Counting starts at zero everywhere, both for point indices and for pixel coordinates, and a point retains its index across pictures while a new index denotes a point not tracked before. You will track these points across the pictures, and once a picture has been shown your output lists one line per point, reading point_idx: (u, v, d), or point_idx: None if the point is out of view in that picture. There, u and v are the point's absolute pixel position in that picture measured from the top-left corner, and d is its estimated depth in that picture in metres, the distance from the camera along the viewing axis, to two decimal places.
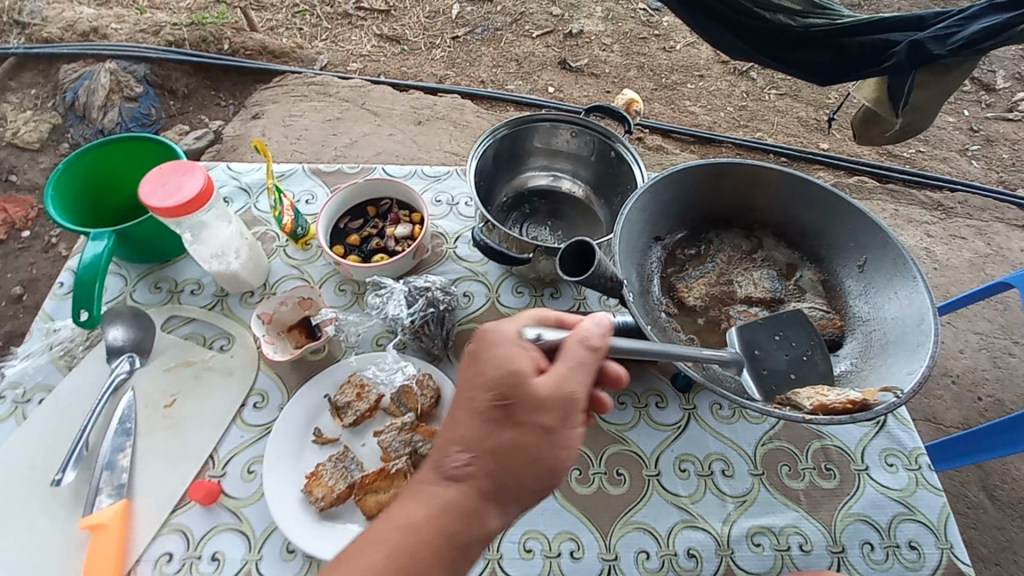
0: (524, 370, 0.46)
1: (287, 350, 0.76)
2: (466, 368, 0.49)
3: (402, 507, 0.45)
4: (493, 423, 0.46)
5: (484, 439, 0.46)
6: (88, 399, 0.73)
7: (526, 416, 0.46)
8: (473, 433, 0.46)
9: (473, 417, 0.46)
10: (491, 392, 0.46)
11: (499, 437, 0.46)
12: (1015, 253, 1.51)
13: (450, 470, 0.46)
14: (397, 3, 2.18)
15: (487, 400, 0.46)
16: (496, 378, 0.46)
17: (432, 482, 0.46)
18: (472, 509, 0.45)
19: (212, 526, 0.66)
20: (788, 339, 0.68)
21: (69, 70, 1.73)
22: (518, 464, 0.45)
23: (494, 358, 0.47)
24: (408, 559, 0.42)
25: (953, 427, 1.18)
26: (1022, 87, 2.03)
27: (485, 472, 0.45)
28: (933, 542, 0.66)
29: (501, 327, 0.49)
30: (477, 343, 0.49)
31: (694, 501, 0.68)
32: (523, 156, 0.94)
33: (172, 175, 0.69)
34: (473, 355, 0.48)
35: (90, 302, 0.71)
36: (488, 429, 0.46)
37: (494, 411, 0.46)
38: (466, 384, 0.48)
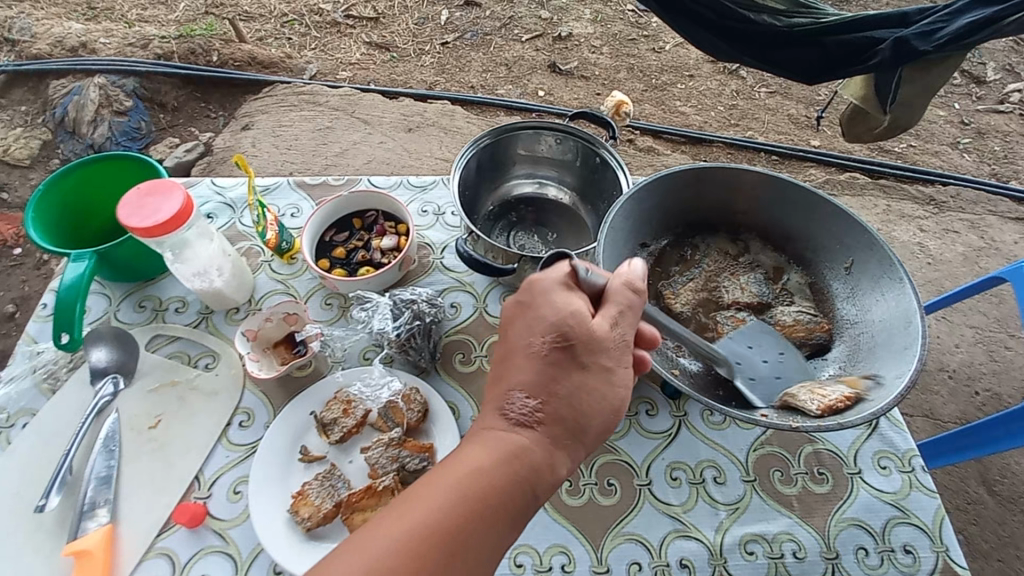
0: (581, 312, 0.48)
1: (273, 367, 0.75)
2: (518, 316, 0.50)
3: (470, 451, 0.45)
4: (556, 367, 0.47)
5: (550, 382, 0.46)
6: (71, 422, 0.73)
7: (588, 356, 0.47)
8: (537, 377, 0.47)
9: (534, 361, 0.47)
10: (551, 335, 0.47)
11: (564, 382, 0.47)
12: (1009, 245, 1.51)
13: (518, 416, 0.46)
14: (385, 10, 2.18)
15: (548, 343, 0.47)
16: (554, 321, 0.47)
17: (499, 428, 0.46)
18: (542, 453, 0.45)
19: (197, 549, 0.65)
20: (760, 348, 0.69)
21: (57, 86, 1.72)
22: (583, 407, 0.47)
23: (550, 302, 0.48)
24: (484, 500, 0.42)
25: (951, 422, 1.17)
26: (1012, 79, 2.03)
27: (553, 417, 0.46)
28: (928, 545, 0.65)
29: (550, 276, 0.50)
30: (528, 292, 0.50)
31: (686, 510, 0.67)
32: (507, 164, 0.93)
33: (150, 197, 0.69)
34: (526, 301, 0.50)
35: (71, 325, 0.71)
36: (551, 372, 0.47)
37: (555, 354, 0.47)
38: (520, 333, 0.49)
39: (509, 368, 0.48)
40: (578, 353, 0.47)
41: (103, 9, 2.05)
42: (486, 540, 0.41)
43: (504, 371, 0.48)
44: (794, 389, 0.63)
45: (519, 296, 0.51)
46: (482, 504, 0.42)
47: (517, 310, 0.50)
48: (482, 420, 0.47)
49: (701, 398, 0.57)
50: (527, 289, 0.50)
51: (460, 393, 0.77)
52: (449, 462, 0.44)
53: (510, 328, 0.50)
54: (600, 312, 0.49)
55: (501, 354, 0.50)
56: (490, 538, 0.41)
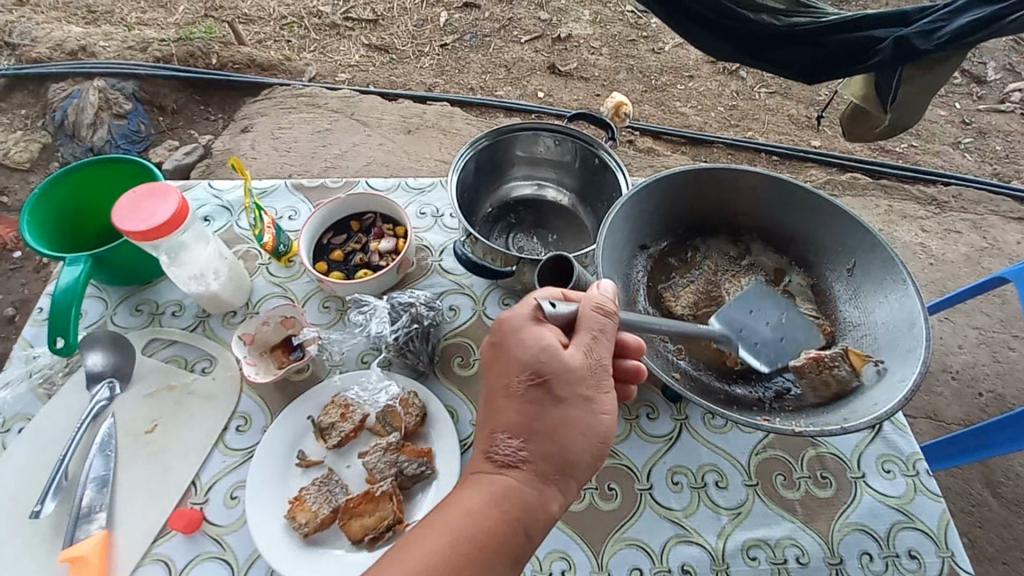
0: (554, 347, 0.47)
1: (270, 371, 0.74)
2: (491, 357, 0.49)
3: (461, 494, 0.44)
4: (534, 405, 0.46)
5: (531, 421, 0.45)
6: (67, 427, 0.72)
7: (565, 390, 0.46)
8: (516, 417, 0.46)
9: (514, 402, 0.46)
10: (525, 374, 0.46)
11: (544, 419, 0.46)
12: (1012, 245, 1.50)
13: (503, 457, 0.45)
14: (385, 12, 2.18)
15: (523, 382, 0.46)
16: (526, 361, 0.47)
17: (485, 470, 0.45)
18: (533, 490, 0.45)
19: (194, 555, 0.64)
20: (762, 311, 0.69)
21: (57, 89, 1.71)
22: (568, 442, 0.46)
23: (521, 341, 0.47)
24: (479, 543, 0.42)
25: (954, 424, 1.16)
26: (1013, 79, 2.03)
27: (539, 455, 0.45)
28: (934, 550, 0.65)
29: (517, 314, 0.49)
30: (498, 333, 0.49)
31: (688, 514, 0.67)
32: (505, 166, 0.92)
33: (144, 200, 0.68)
34: (497, 340, 0.49)
35: (66, 328, 0.70)
36: (532, 410, 0.46)
37: (533, 392, 0.46)
38: (496, 373, 0.48)
39: (489, 408, 0.48)
40: (554, 388, 0.46)
41: (103, 12, 2.05)
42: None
43: (485, 411, 0.48)
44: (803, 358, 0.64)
45: (490, 337, 0.50)
46: (476, 546, 0.41)
47: (490, 351, 0.49)
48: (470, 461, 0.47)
49: (704, 404, 0.56)
50: (496, 329, 0.49)
51: (459, 397, 0.76)
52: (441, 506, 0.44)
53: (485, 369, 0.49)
54: (574, 343, 0.48)
55: (482, 395, 0.49)
56: None
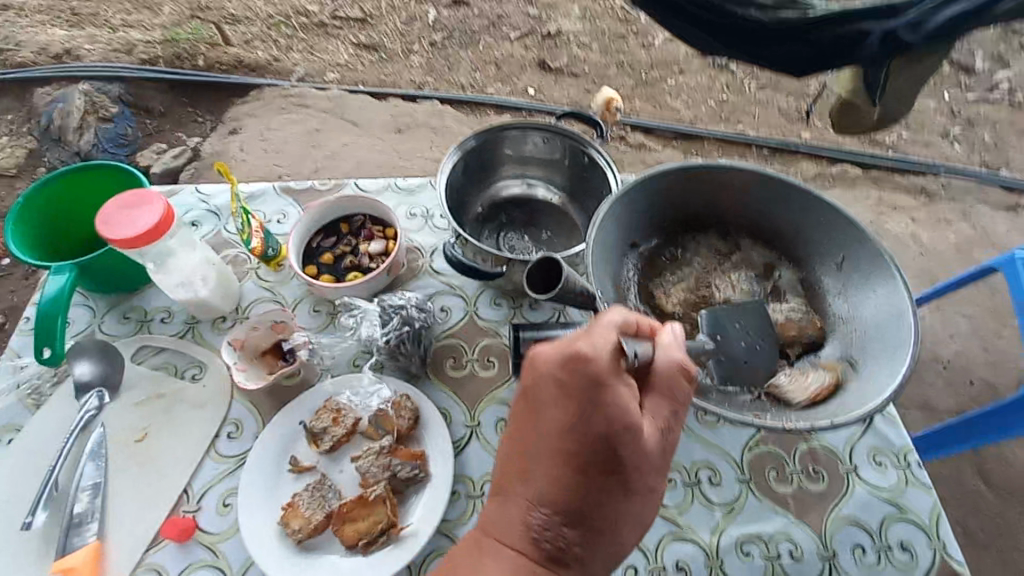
0: (634, 430, 0.44)
1: (260, 376, 0.73)
2: (555, 404, 0.46)
3: (492, 563, 0.44)
4: (596, 485, 0.45)
5: (591, 495, 0.45)
6: (56, 437, 0.71)
7: (634, 476, 0.45)
8: (575, 489, 0.45)
9: (579, 468, 0.45)
10: (596, 448, 0.44)
11: (606, 498, 0.45)
12: (1000, 234, 1.52)
13: (554, 529, 0.45)
14: (373, 10, 2.16)
15: (594, 453, 0.44)
16: (602, 434, 0.44)
17: (534, 541, 0.44)
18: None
19: (187, 564, 0.64)
20: (743, 327, 0.67)
21: (43, 94, 1.69)
22: (618, 528, 0.46)
23: (601, 407, 0.44)
24: None
25: (946, 413, 1.18)
26: (1001, 68, 2.04)
27: (589, 536, 0.45)
28: (926, 541, 0.65)
29: (604, 363, 0.45)
30: (569, 381, 0.45)
31: (682, 511, 0.67)
32: (494, 166, 0.92)
33: (127, 207, 0.67)
34: (572, 389, 0.45)
35: (53, 339, 0.70)
36: (588, 487, 0.45)
37: (599, 472, 0.45)
38: (565, 429, 0.45)
39: (542, 467, 0.46)
40: (625, 470, 0.45)
41: (87, 14, 2.03)
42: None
43: (534, 468, 0.46)
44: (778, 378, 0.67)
45: (565, 379, 0.46)
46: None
47: (556, 395, 0.46)
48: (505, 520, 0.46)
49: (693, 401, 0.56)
50: (570, 379, 0.45)
51: (452, 399, 0.76)
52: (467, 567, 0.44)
53: (545, 416, 0.46)
54: (650, 423, 0.46)
55: (537, 446, 0.46)
56: None
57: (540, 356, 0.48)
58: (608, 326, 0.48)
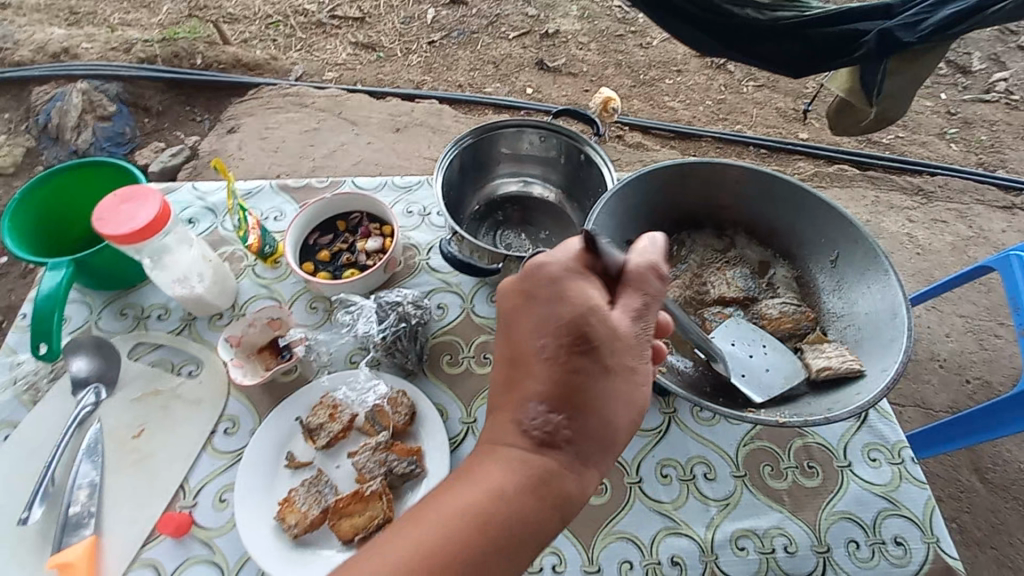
0: (600, 312, 0.44)
1: (257, 373, 0.74)
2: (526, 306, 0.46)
3: (487, 463, 0.43)
4: (575, 374, 0.43)
5: (572, 387, 0.43)
6: (52, 433, 0.71)
7: (613, 357, 0.44)
8: (555, 386, 0.43)
9: (555, 365, 0.44)
10: (567, 333, 0.44)
11: (590, 387, 0.43)
12: (996, 234, 1.52)
13: (538, 430, 0.43)
14: (371, 10, 2.16)
15: (566, 346, 0.44)
16: (567, 323, 0.44)
17: (521, 447, 0.43)
18: (567, 467, 0.43)
19: (183, 559, 0.64)
20: (743, 342, 0.70)
21: (40, 93, 1.68)
22: (608, 417, 0.44)
23: (566, 295, 0.45)
24: (508, 515, 0.41)
25: (942, 411, 1.18)
26: (997, 68, 2.05)
27: (580, 432, 0.43)
28: (919, 536, 0.65)
29: (558, 263, 0.46)
30: (532, 286, 0.46)
31: (677, 507, 0.67)
32: (491, 164, 0.92)
33: (125, 203, 0.67)
34: (538, 288, 0.46)
35: (50, 335, 0.69)
36: (567, 371, 0.44)
37: (575, 361, 0.44)
38: (532, 329, 0.45)
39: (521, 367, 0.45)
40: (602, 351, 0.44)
41: (85, 13, 2.03)
42: (508, 555, 0.40)
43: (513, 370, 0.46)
44: (817, 361, 0.65)
45: (522, 288, 0.47)
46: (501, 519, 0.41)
47: (525, 299, 0.46)
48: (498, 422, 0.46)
49: (691, 397, 0.56)
50: (531, 279, 0.46)
51: (448, 396, 0.76)
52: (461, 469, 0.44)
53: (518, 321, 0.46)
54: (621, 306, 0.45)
55: (512, 354, 0.46)
56: (512, 550, 0.40)
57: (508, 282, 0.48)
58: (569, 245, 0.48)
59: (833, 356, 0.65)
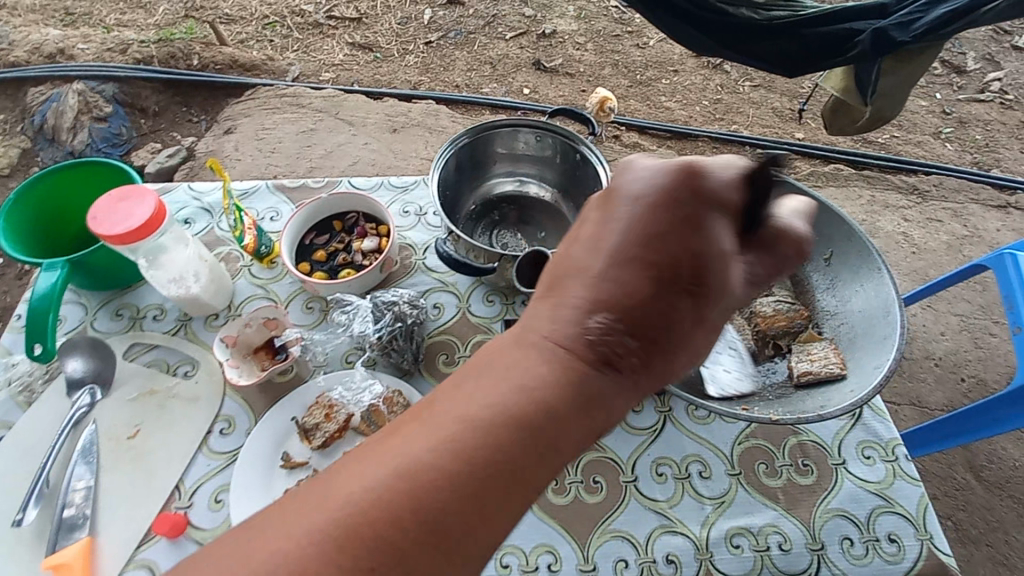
0: (729, 255, 0.39)
1: (253, 372, 0.74)
2: (633, 214, 0.39)
3: (523, 364, 0.37)
4: (667, 298, 0.38)
5: (659, 313, 0.38)
6: (47, 434, 0.71)
7: (709, 306, 0.39)
8: (641, 306, 0.37)
9: (651, 282, 0.38)
10: (687, 257, 0.38)
11: (674, 321, 0.38)
12: (991, 233, 1.53)
13: (608, 349, 0.37)
14: (368, 10, 2.16)
15: (675, 270, 0.38)
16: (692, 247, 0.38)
17: (572, 359, 0.37)
18: (613, 395, 0.37)
19: (179, 559, 0.64)
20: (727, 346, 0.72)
21: (37, 94, 1.68)
22: (674, 358, 0.39)
23: (692, 225, 0.38)
24: (536, 433, 0.35)
25: (938, 409, 1.19)
26: (992, 68, 2.06)
27: (643, 363, 0.38)
28: (913, 533, 0.66)
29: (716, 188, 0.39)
30: (674, 193, 0.39)
31: (672, 505, 0.67)
32: (486, 163, 0.92)
33: (120, 202, 0.68)
34: (660, 203, 0.39)
35: (44, 336, 0.69)
36: (658, 296, 0.38)
37: (678, 286, 0.38)
38: (649, 236, 0.38)
39: (600, 276, 0.38)
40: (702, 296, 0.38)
41: (81, 14, 2.02)
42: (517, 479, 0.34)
43: (591, 275, 0.38)
44: (800, 364, 0.66)
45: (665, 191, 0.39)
46: (526, 446, 0.34)
47: (639, 208, 0.39)
48: (544, 324, 0.38)
49: (685, 396, 0.57)
50: (681, 187, 0.39)
51: None
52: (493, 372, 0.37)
53: (615, 228, 0.39)
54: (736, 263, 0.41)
55: (603, 251, 0.39)
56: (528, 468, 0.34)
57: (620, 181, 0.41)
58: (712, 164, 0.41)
59: (824, 357, 0.65)
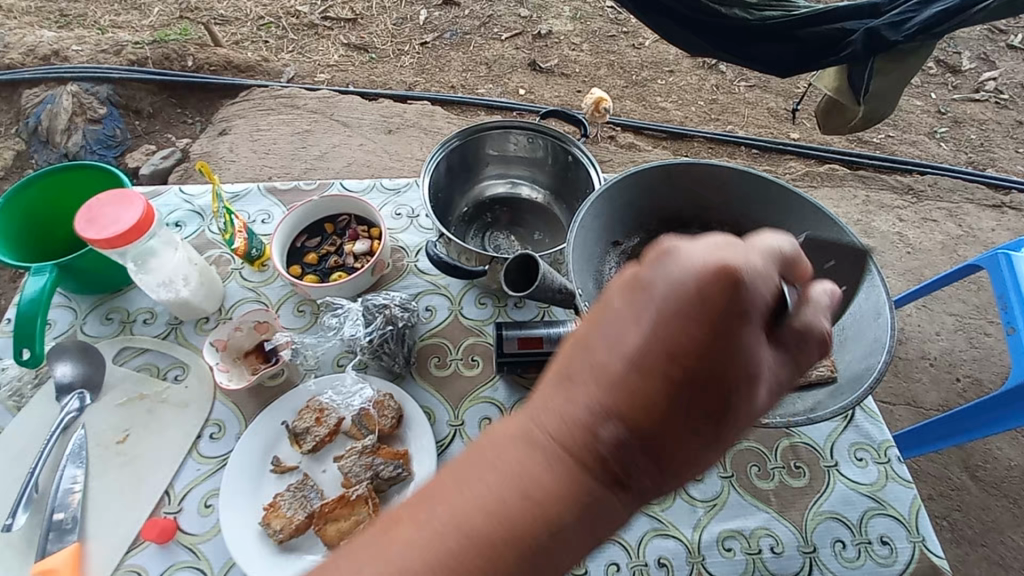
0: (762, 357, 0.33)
1: (243, 377, 0.73)
2: (670, 308, 0.31)
3: (514, 456, 0.33)
4: (685, 404, 0.32)
5: (673, 421, 0.32)
6: (36, 439, 0.71)
7: (731, 427, 0.34)
8: (646, 410, 0.32)
9: (666, 385, 0.32)
10: (714, 358, 0.32)
11: (687, 431, 0.33)
12: (986, 232, 1.53)
13: (608, 454, 0.32)
14: (364, 11, 2.16)
15: (697, 372, 0.32)
16: (724, 350, 0.32)
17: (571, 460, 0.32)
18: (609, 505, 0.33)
19: (168, 564, 0.64)
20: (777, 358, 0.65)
21: (30, 95, 1.67)
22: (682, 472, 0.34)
23: (724, 327, 0.31)
24: (515, 536, 0.31)
25: (933, 410, 1.19)
26: (987, 68, 2.06)
27: (647, 474, 0.33)
28: (905, 535, 0.66)
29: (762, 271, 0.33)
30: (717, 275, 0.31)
31: (664, 508, 0.67)
32: (478, 165, 0.92)
33: (107, 207, 0.67)
34: (709, 301, 0.31)
35: (32, 340, 0.69)
36: (673, 399, 0.32)
37: (702, 391, 0.32)
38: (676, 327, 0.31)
39: (621, 375, 0.32)
40: (725, 416, 0.33)
41: (76, 16, 2.02)
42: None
43: (607, 366, 0.33)
44: None
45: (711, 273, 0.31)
46: (508, 572, 0.31)
47: (673, 295, 0.31)
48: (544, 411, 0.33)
49: None
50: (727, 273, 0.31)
51: (436, 398, 0.76)
52: (491, 469, 0.33)
53: (644, 321, 0.32)
54: (768, 376, 0.35)
55: (615, 335, 0.33)
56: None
57: (675, 249, 0.32)
58: (768, 246, 0.34)
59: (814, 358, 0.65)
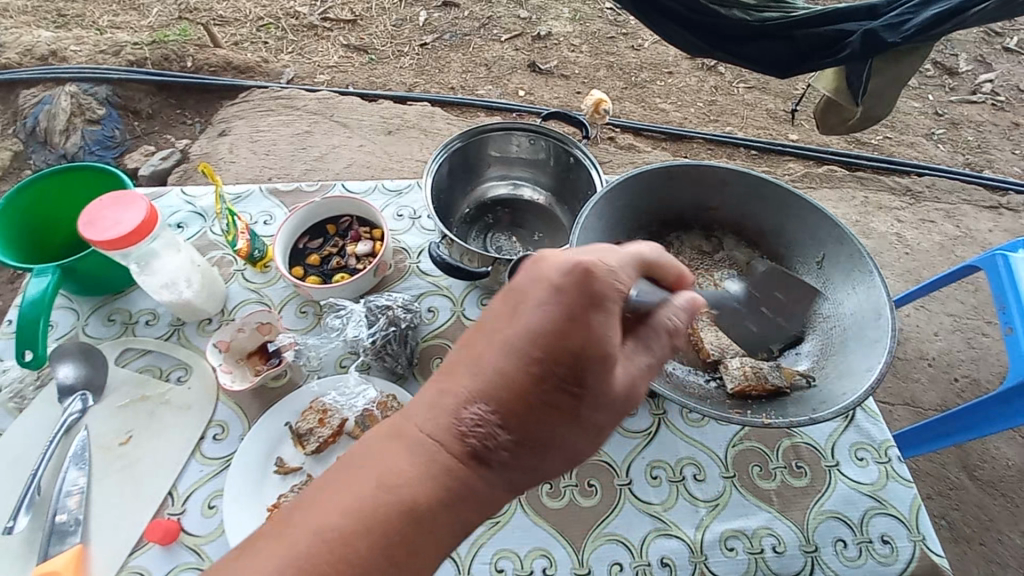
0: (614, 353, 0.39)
1: (246, 378, 0.73)
2: (528, 309, 0.39)
3: (398, 451, 0.38)
4: (545, 394, 0.39)
5: (531, 410, 0.39)
6: (38, 441, 0.71)
7: (589, 409, 0.40)
8: (509, 399, 0.39)
9: (528, 377, 0.39)
10: (568, 353, 0.38)
11: (546, 418, 0.39)
12: (984, 233, 1.54)
13: (476, 439, 0.38)
14: (364, 12, 2.16)
15: (555, 366, 0.38)
16: (573, 347, 0.38)
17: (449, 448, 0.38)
18: (478, 487, 0.38)
19: (171, 566, 0.64)
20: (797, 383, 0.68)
21: (28, 96, 1.67)
22: (546, 456, 0.40)
23: (574, 325, 0.38)
24: (389, 519, 0.35)
25: (931, 409, 1.19)
26: (984, 69, 2.08)
27: (513, 459, 0.39)
28: (906, 534, 0.66)
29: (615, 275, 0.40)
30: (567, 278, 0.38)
31: (666, 509, 0.67)
32: (480, 166, 0.92)
33: (110, 209, 0.67)
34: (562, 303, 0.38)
35: (34, 342, 0.69)
36: (534, 389, 0.39)
37: (556, 382, 0.39)
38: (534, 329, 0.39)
39: (487, 363, 0.39)
40: (580, 396, 0.39)
41: (74, 16, 2.01)
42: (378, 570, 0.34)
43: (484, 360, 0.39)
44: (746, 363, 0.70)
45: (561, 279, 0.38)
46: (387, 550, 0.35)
47: (535, 297, 0.39)
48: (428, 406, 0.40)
49: (682, 399, 0.57)
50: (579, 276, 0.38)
51: None
52: (381, 452, 0.39)
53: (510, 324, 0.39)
54: (622, 370, 0.41)
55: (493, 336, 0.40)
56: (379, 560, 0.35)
57: (545, 257, 0.41)
58: (629, 254, 0.42)
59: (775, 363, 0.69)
